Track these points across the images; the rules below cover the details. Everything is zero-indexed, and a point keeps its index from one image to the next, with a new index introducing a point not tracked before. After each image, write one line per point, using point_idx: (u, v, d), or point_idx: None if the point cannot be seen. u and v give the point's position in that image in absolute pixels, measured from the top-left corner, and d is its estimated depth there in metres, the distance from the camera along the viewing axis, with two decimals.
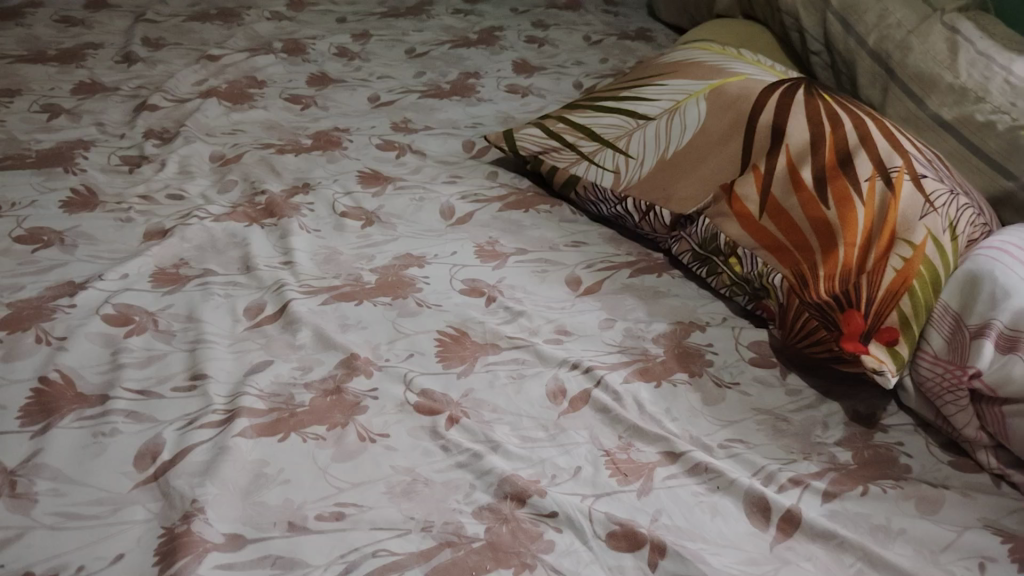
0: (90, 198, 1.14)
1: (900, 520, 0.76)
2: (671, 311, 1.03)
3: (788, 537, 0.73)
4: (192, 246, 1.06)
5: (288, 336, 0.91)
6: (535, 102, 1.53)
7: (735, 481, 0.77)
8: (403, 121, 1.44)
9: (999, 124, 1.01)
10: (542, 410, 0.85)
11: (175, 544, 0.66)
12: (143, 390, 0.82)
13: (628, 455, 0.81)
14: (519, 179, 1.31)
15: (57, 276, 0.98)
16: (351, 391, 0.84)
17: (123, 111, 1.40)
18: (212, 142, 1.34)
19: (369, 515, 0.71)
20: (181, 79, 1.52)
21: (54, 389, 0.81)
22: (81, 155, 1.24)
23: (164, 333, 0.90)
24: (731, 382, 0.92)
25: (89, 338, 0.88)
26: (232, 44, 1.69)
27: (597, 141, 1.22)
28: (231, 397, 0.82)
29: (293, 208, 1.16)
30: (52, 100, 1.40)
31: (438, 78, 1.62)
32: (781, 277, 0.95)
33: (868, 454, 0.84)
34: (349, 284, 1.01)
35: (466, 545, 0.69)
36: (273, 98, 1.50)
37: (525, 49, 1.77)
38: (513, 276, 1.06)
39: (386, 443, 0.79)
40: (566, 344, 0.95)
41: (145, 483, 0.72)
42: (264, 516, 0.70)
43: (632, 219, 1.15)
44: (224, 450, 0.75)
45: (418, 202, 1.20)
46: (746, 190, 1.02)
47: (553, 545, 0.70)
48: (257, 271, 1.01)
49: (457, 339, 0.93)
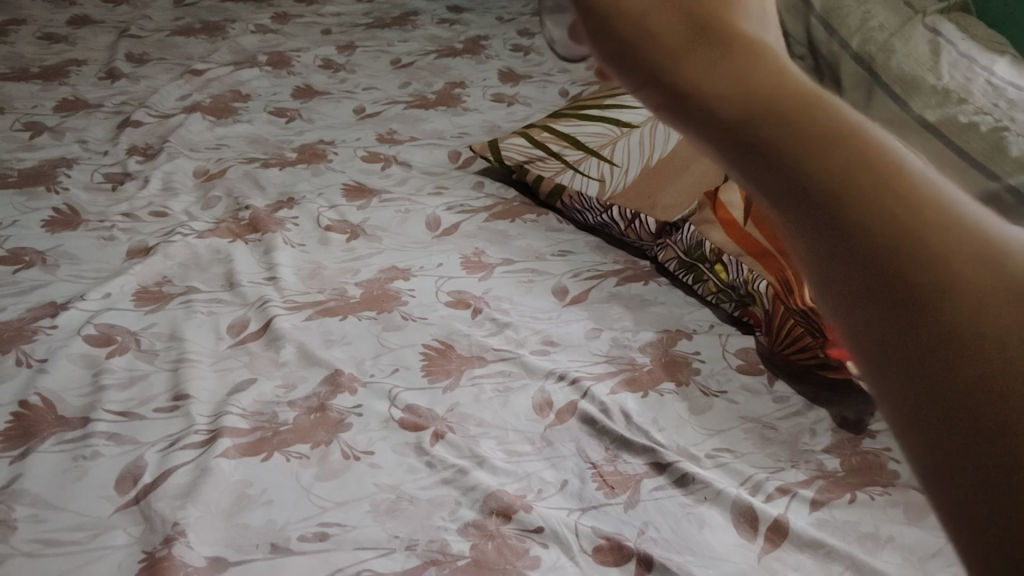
0: (72, 217, 1.13)
1: (888, 527, 0.74)
2: (658, 319, 1.03)
3: (776, 547, 0.73)
4: (176, 263, 1.05)
5: (272, 353, 0.91)
6: (521, 110, 1.53)
7: (722, 491, 0.77)
8: (388, 132, 1.44)
9: None
10: (529, 423, 0.85)
11: (156, 569, 0.65)
12: (125, 411, 0.81)
13: (615, 467, 0.80)
14: (505, 189, 1.31)
15: (38, 296, 0.97)
16: (335, 408, 0.84)
17: (107, 129, 1.40)
18: (196, 157, 1.33)
19: (353, 535, 0.70)
20: (165, 95, 1.52)
21: (34, 412, 0.80)
22: (64, 174, 1.24)
23: (147, 352, 0.90)
24: (718, 390, 0.92)
25: (71, 359, 0.87)
26: (217, 58, 1.69)
27: (582, 150, 1.23)
28: (214, 417, 0.81)
29: (277, 223, 1.15)
30: (35, 118, 1.39)
31: (424, 88, 1.62)
32: (766, 284, 0.94)
33: (855, 461, 0.82)
34: (334, 298, 1.01)
35: (451, 563, 0.69)
36: (258, 111, 1.49)
37: (511, 58, 1.78)
38: (499, 287, 1.06)
39: (371, 461, 0.78)
40: (553, 354, 0.95)
41: (126, 506, 0.71)
42: (246, 539, 0.69)
43: (618, 227, 1.15)
44: (207, 471, 0.74)
45: (403, 214, 1.20)
46: (730, 196, 0.98)
47: (538, 562, 0.70)
48: (240, 288, 1.01)
49: (443, 352, 0.93)
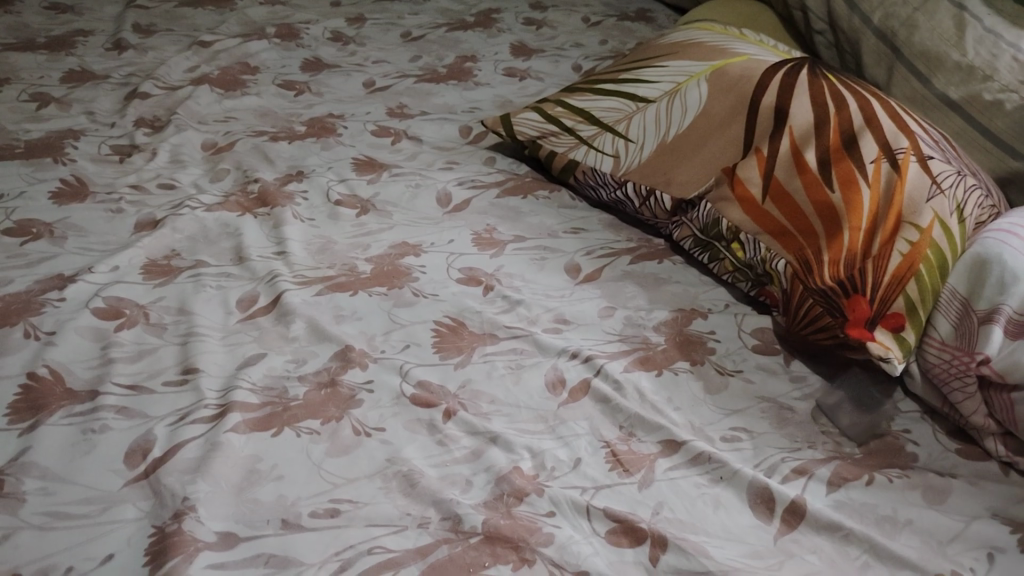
0: (80, 188, 1.12)
1: (907, 510, 0.74)
2: (672, 298, 1.01)
3: (793, 530, 0.72)
4: (184, 236, 1.04)
5: (281, 328, 0.90)
6: (533, 85, 1.51)
7: (738, 472, 0.76)
8: (398, 106, 1.42)
9: (1008, 103, 0.99)
10: (542, 401, 0.83)
11: (166, 543, 0.65)
12: (134, 385, 0.81)
13: (629, 447, 0.79)
14: (517, 164, 1.29)
15: (46, 269, 0.96)
16: (347, 384, 0.83)
17: (114, 100, 1.38)
18: (204, 130, 1.31)
19: (365, 512, 0.70)
20: (172, 66, 1.50)
21: (43, 385, 0.80)
22: (71, 145, 1.22)
23: (155, 326, 0.89)
24: (734, 370, 0.91)
25: (79, 332, 0.87)
26: (225, 30, 1.66)
27: (596, 125, 1.19)
28: (223, 392, 0.80)
29: (287, 197, 1.14)
30: (41, 89, 1.37)
31: (435, 62, 1.59)
32: (785, 263, 0.93)
33: (873, 443, 0.82)
34: (344, 274, 0.99)
35: (463, 541, 0.68)
36: (266, 84, 1.47)
37: (523, 32, 1.74)
38: (511, 264, 1.04)
39: (382, 437, 0.77)
40: (566, 333, 0.93)
41: (135, 480, 0.71)
42: (257, 514, 0.69)
43: (633, 205, 1.13)
44: (216, 446, 0.74)
45: (414, 189, 1.18)
46: (749, 172, 1.00)
47: (552, 538, 0.69)
48: (250, 262, 1.00)
49: (455, 330, 0.92)
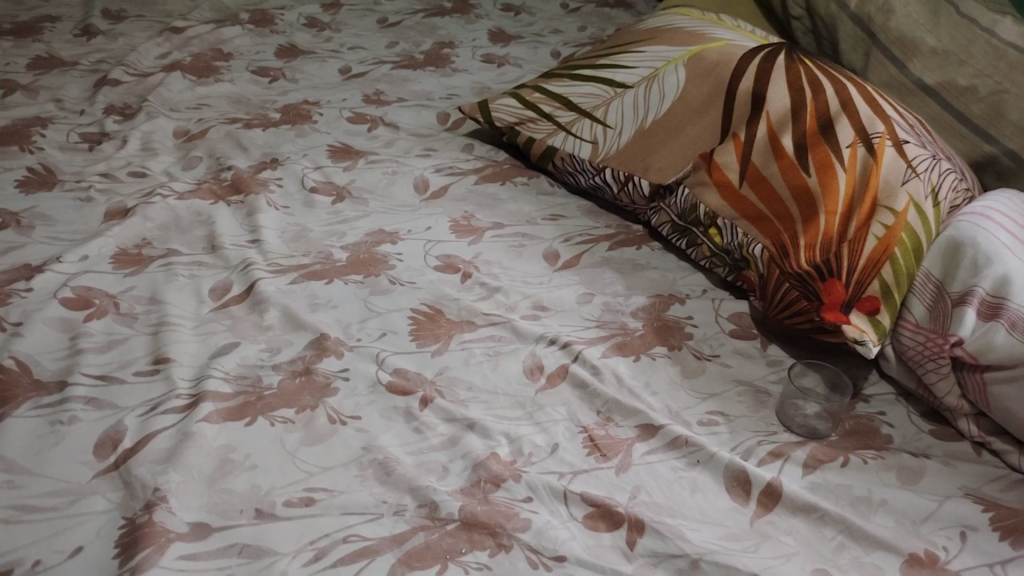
0: (48, 177, 1.10)
1: (882, 491, 0.75)
2: (651, 284, 1.01)
3: (769, 511, 0.72)
4: (156, 224, 1.02)
5: (255, 317, 0.88)
6: (511, 72, 1.50)
7: (715, 454, 0.76)
8: (375, 93, 1.40)
9: (982, 88, 1.00)
10: (520, 387, 0.83)
11: (137, 535, 0.64)
12: (104, 375, 0.79)
13: (606, 431, 0.79)
14: (495, 151, 1.28)
15: (13, 258, 0.94)
16: (321, 372, 0.82)
17: (83, 87, 1.35)
18: (177, 117, 1.29)
19: (341, 500, 0.69)
20: (143, 52, 1.47)
21: (9, 376, 0.78)
22: (38, 133, 1.20)
23: (126, 316, 0.87)
24: (711, 354, 0.91)
25: (47, 323, 0.85)
26: (197, 15, 1.63)
27: (574, 111, 1.19)
28: (195, 381, 0.79)
29: (260, 184, 1.12)
30: (8, 76, 1.35)
31: (412, 49, 1.57)
32: (762, 248, 0.92)
33: (849, 426, 0.83)
34: (319, 262, 0.98)
35: (440, 528, 0.67)
36: (240, 70, 1.45)
37: (501, 18, 1.73)
38: (489, 251, 1.04)
39: (358, 426, 0.76)
40: (544, 319, 0.93)
41: (105, 472, 0.70)
42: (229, 504, 0.68)
43: (611, 190, 1.13)
44: (188, 436, 0.72)
45: (391, 176, 1.17)
46: (726, 158, 0.99)
47: (529, 524, 0.69)
48: (223, 250, 0.98)
49: (432, 317, 0.91)
